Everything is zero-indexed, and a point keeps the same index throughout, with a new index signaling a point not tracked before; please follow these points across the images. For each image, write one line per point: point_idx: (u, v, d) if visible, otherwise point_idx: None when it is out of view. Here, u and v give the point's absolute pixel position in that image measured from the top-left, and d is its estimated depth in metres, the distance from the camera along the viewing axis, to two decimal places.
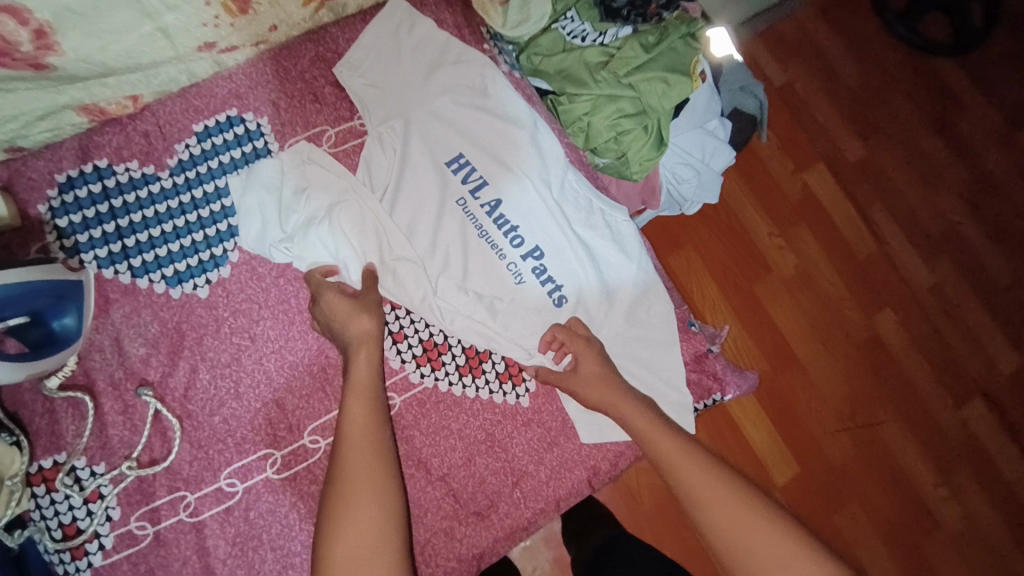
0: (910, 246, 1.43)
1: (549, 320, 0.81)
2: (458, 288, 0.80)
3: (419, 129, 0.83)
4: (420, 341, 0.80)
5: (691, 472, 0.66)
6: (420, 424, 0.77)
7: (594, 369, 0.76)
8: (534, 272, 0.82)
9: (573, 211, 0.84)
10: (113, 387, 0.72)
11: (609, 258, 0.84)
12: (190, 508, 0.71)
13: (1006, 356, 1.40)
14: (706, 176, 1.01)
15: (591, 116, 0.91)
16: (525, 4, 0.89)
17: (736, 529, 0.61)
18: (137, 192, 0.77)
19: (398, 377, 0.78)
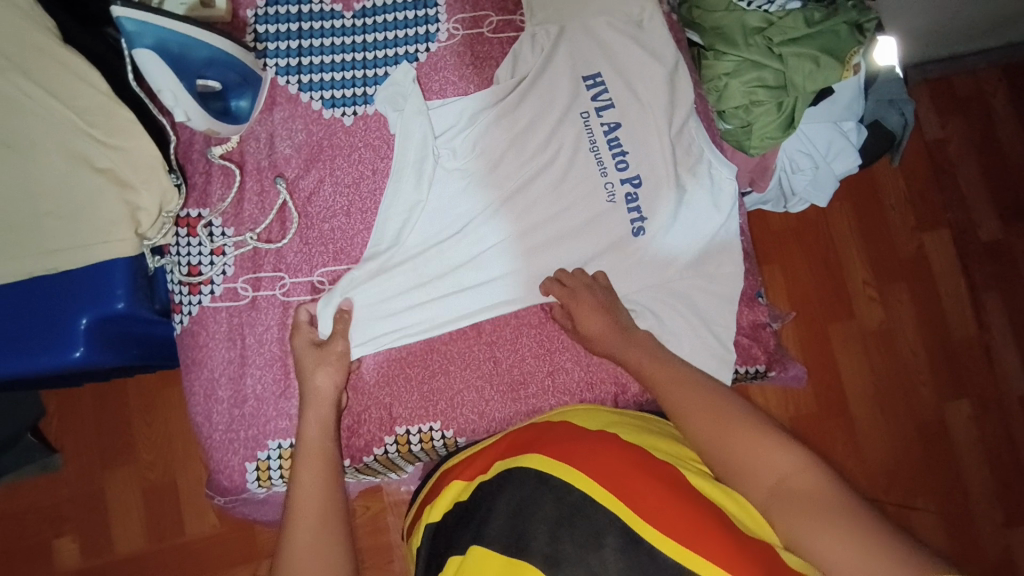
0: (1010, 342, 1.35)
1: (626, 245, 0.86)
2: (555, 191, 0.87)
3: (570, 43, 0.90)
4: (505, 227, 0.86)
5: (679, 389, 0.73)
6: (482, 295, 0.85)
7: (597, 325, 0.79)
8: (627, 198, 0.87)
9: (682, 157, 0.88)
10: (257, 171, 0.85)
11: (700, 209, 0.88)
12: (285, 288, 0.83)
13: None
14: (823, 175, 1.01)
15: (731, 78, 0.93)
16: None
17: (702, 426, 0.68)
18: (323, 22, 0.89)
19: (476, 249, 0.85)
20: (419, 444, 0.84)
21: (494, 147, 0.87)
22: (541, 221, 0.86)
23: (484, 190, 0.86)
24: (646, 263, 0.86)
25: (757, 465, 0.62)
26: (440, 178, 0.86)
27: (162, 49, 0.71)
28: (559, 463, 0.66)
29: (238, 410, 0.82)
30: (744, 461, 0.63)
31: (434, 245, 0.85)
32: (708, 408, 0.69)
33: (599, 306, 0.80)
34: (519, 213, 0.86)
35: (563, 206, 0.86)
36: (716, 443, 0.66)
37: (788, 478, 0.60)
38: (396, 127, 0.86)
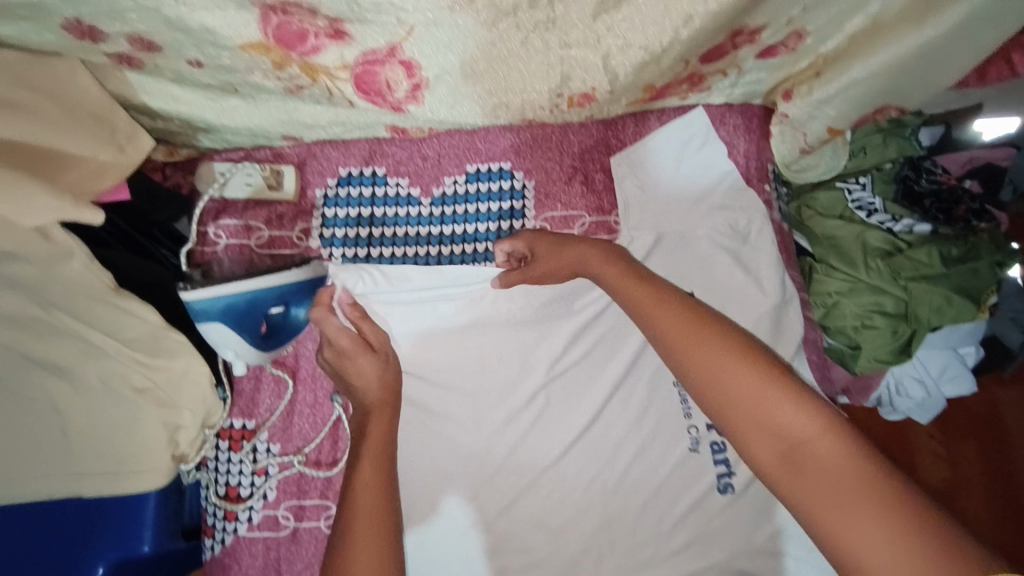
0: None
1: (712, 509, 0.73)
2: (634, 436, 0.75)
3: (668, 255, 0.80)
4: (500, 409, 0.77)
5: (661, 309, 0.58)
6: (485, 498, 0.75)
7: (556, 260, 0.70)
8: (712, 445, 0.75)
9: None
10: (311, 379, 0.76)
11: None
12: (330, 520, 0.73)
13: None
14: (933, 398, 0.89)
15: (842, 298, 0.83)
16: (823, 155, 0.81)
17: (694, 357, 0.54)
18: (397, 208, 0.80)
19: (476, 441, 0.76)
20: None
21: (569, 377, 0.77)
22: (615, 472, 0.75)
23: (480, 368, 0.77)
24: (736, 527, 0.73)
25: (763, 417, 0.50)
26: (423, 342, 0.77)
27: (234, 313, 0.65)
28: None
29: None
30: (749, 414, 0.50)
31: (431, 431, 0.76)
32: (703, 341, 0.54)
33: (564, 253, 0.70)
34: (590, 460, 0.75)
35: (638, 451, 0.75)
36: (712, 384, 0.52)
37: (804, 444, 0.48)
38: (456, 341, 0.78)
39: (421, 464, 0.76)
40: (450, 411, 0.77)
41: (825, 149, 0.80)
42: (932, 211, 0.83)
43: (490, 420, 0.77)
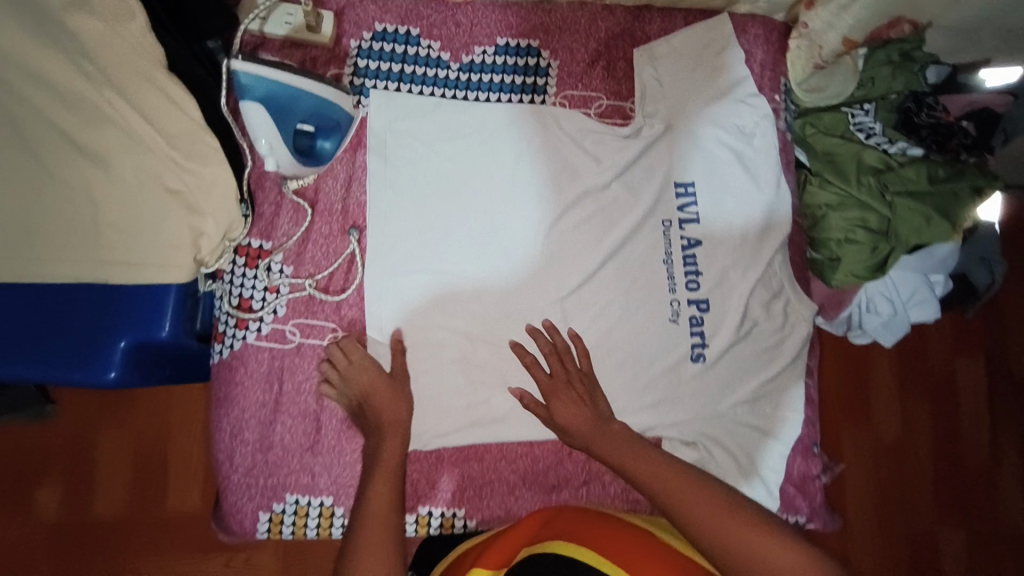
0: None
1: (683, 372, 0.82)
2: (621, 298, 0.83)
3: (675, 144, 0.85)
4: (480, 236, 0.82)
5: (624, 455, 0.71)
6: (462, 323, 0.81)
7: (575, 411, 0.75)
8: (690, 320, 0.83)
9: (761, 292, 0.84)
10: (329, 212, 0.82)
11: (769, 346, 0.83)
12: (333, 341, 0.80)
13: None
14: (899, 318, 0.96)
15: (831, 211, 0.89)
16: (833, 75, 0.87)
17: (681, 500, 0.64)
18: (426, 68, 0.84)
19: (451, 254, 0.82)
20: (438, 526, 0.81)
21: (567, 238, 0.83)
22: (598, 328, 0.82)
23: (462, 188, 0.83)
24: (702, 393, 0.82)
25: (758, 561, 0.58)
26: (434, 182, 0.82)
27: (271, 101, 0.72)
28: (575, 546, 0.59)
29: (262, 457, 0.79)
30: (745, 558, 0.58)
31: (403, 248, 0.81)
32: (678, 485, 0.66)
33: (579, 396, 0.76)
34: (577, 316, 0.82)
35: (626, 312, 0.83)
36: (705, 526, 0.61)
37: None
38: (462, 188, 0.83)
39: (395, 276, 0.80)
40: (429, 222, 0.82)
41: (836, 65, 0.86)
42: (928, 140, 0.88)
43: (466, 239, 0.82)
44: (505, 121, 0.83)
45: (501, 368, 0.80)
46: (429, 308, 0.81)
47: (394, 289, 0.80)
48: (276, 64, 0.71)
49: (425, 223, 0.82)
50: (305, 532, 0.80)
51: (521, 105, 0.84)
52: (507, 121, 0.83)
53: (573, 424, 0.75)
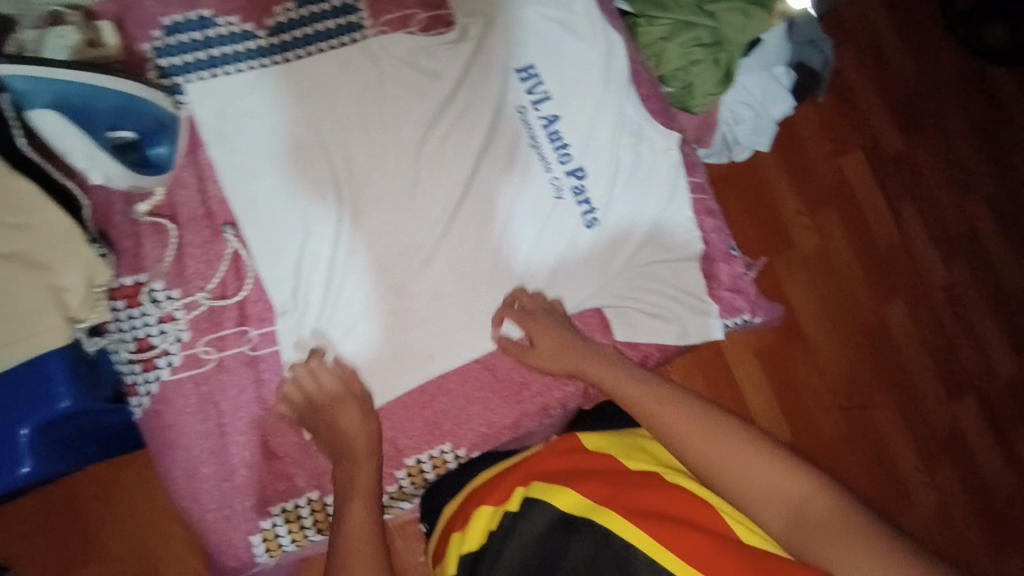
0: (845, 241, 1.89)
1: (585, 240, 0.84)
2: (506, 193, 0.83)
3: (500, 32, 0.85)
4: (349, 188, 0.80)
5: (607, 380, 0.74)
6: (367, 277, 0.80)
7: (552, 334, 0.77)
8: (574, 190, 0.85)
9: (625, 139, 0.87)
10: (195, 222, 0.77)
11: (647, 184, 0.87)
12: (251, 342, 0.77)
13: (903, 323, 1.89)
14: (761, 120, 1.05)
15: (667, 43, 0.94)
16: None
17: (676, 423, 0.67)
18: (234, 45, 0.80)
19: (325, 216, 0.79)
20: (432, 469, 0.80)
21: (434, 159, 0.82)
22: (493, 232, 0.83)
23: (310, 150, 0.80)
24: (611, 248, 0.85)
25: (764, 485, 0.61)
26: (284, 155, 0.79)
27: (63, 104, 0.68)
28: (576, 495, 0.65)
29: (228, 483, 0.75)
30: (748, 477, 0.62)
31: (284, 226, 0.78)
32: (667, 403, 0.69)
33: (558, 338, 0.77)
34: (468, 229, 0.82)
35: (511, 206, 0.83)
36: (702, 450, 0.64)
37: (800, 503, 0.60)
38: (313, 151, 0.80)
39: (280, 258, 0.77)
40: (291, 194, 0.79)
41: None
42: None
43: (335, 198, 0.80)
44: (329, 70, 0.81)
45: (418, 304, 0.80)
46: (323, 275, 0.78)
47: (284, 270, 0.78)
48: (59, 62, 0.66)
49: (291, 196, 0.79)
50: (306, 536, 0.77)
51: (343, 49, 0.82)
52: (331, 68, 0.81)
53: (557, 355, 0.77)
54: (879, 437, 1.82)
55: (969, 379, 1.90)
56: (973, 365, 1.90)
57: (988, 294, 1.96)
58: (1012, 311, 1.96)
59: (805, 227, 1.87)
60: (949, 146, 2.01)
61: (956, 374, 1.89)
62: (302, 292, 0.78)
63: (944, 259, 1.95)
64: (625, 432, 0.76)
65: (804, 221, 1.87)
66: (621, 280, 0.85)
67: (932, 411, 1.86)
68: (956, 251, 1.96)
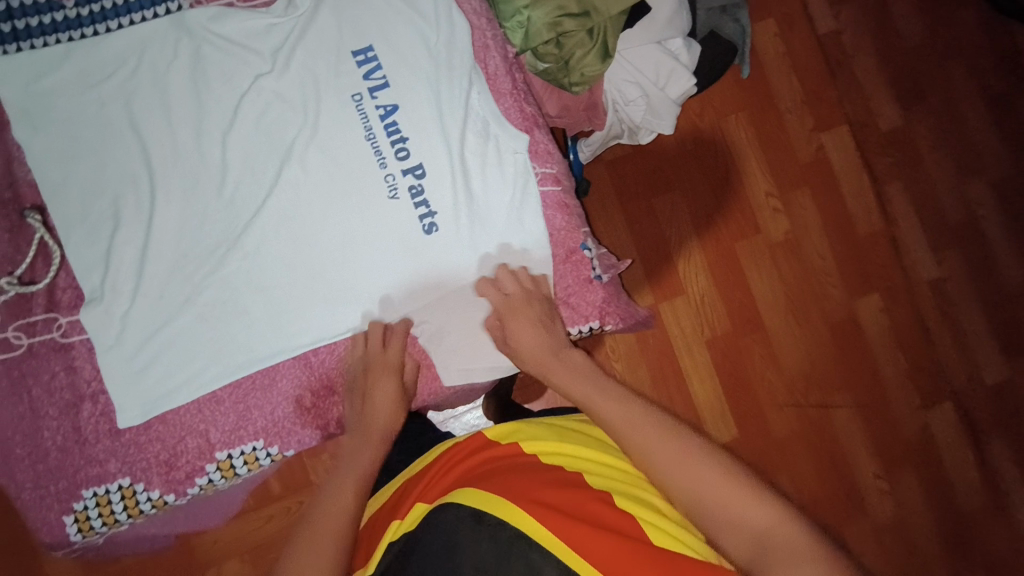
0: (820, 225, 1.72)
1: (417, 246, 0.79)
2: (334, 189, 0.78)
3: (333, 10, 0.79)
4: (165, 177, 0.77)
5: (612, 405, 0.72)
6: (184, 270, 0.77)
7: (537, 340, 0.78)
8: (410, 190, 0.79)
9: (472, 137, 0.81)
10: (3, 205, 0.77)
11: (495, 190, 0.81)
12: (62, 329, 0.76)
13: (877, 318, 1.73)
14: (660, 101, 0.94)
15: (531, 14, 0.84)
16: None
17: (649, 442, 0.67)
18: (41, 16, 0.77)
19: (136, 205, 0.77)
20: (243, 465, 0.80)
21: (252, 147, 0.79)
22: (318, 229, 0.78)
23: (118, 132, 0.77)
24: (449, 254, 0.80)
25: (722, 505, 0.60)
26: (94, 136, 0.77)
27: None
28: (483, 493, 0.68)
29: (41, 465, 0.76)
30: (701, 500, 0.61)
31: (95, 211, 0.77)
32: (658, 433, 0.67)
33: (394, 394, 0.78)
34: (291, 223, 0.78)
35: (331, 200, 0.78)
36: (673, 474, 0.63)
37: (750, 524, 0.58)
38: (125, 133, 0.77)
39: (88, 244, 0.76)
40: (100, 178, 0.77)
41: None
42: None
43: (153, 188, 0.77)
44: (139, 47, 0.78)
45: (238, 302, 0.78)
46: (134, 265, 0.76)
47: (94, 258, 0.76)
48: None
49: (101, 182, 0.77)
50: (118, 520, 0.79)
51: (152, 21, 0.78)
52: (139, 44, 0.78)
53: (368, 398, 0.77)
54: (837, 440, 1.70)
55: (947, 380, 1.74)
56: (952, 365, 1.75)
57: (981, 287, 1.77)
58: (1007, 308, 1.77)
59: (774, 210, 1.70)
60: (953, 121, 1.79)
61: (932, 374, 1.74)
62: (112, 283, 0.76)
63: (933, 247, 1.77)
64: (532, 424, 0.82)
65: (773, 204, 1.70)
66: (456, 317, 0.81)
67: (900, 414, 1.72)
68: (950, 242, 1.77)
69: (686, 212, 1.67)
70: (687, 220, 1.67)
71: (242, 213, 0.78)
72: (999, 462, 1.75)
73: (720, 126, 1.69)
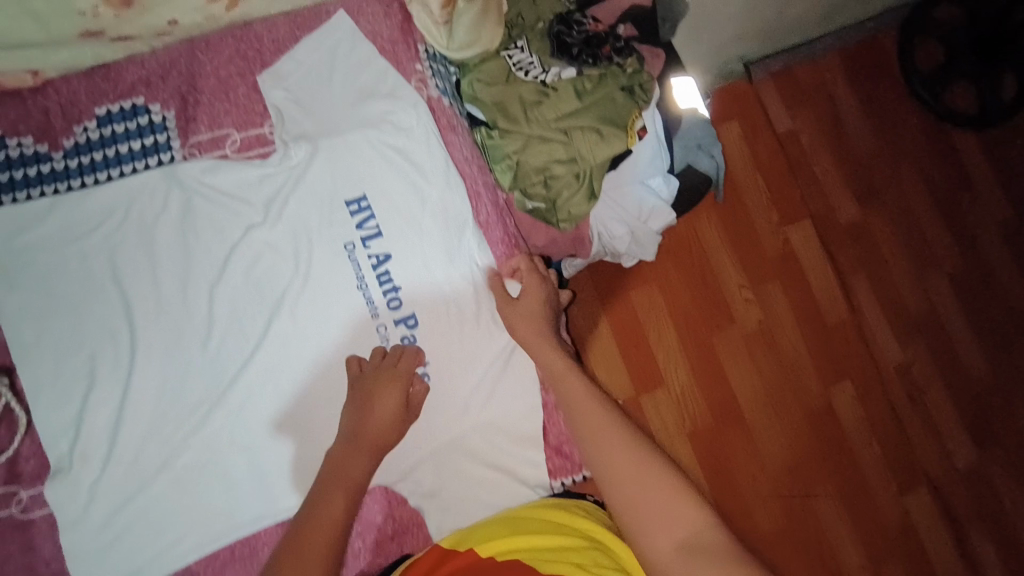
0: (792, 313, 1.78)
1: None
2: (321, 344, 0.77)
3: (327, 160, 0.80)
4: (147, 332, 0.74)
5: (578, 396, 0.74)
6: (158, 433, 0.72)
7: (537, 301, 0.79)
8: (403, 340, 0.79)
9: (466, 284, 0.81)
10: None
11: (487, 338, 0.80)
12: (22, 504, 0.70)
13: (853, 404, 1.77)
14: (643, 233, 0.97)
15: (520, 159, 0.87)
16: (476, 28, 0.85)
17: (606, 443, 0.69)
18: (28, 169, 0.75)
19: (113, 363, 0.73)
20: None
21: (241, 299, 0.77)
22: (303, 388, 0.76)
23: (99, 286, 0.75)
24: (440, 406, 0.78)
25: (666, 509, 0.63)
26: (75, 291, 0.74)
27: None
28: None
29: None
30: (650, 506, 0.63)
31: (68, 371, 0.72)
32: (618, 436, 0.69)
33: (400, 398, 0.73)
34: (276, 380, 0.75)
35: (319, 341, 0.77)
36: (625, 479, 0.65)
37: (692, 537, 0.61)
38: (106, 287, 0.75)
39: (57, 408, 0.71)
40: (76, 333, 0.73)
41: (471, 17, 0.83)
42: (581, 56, 0.86)
43: (132, 345, 0.74)
44: (127, 198, 0.76)
45: (217, 467, 0.73)
46: (106, 430, 0.71)
47: (64, 422, 0.71)
48: None
49: (78, 338, 0.73)
50: None
51: (143, 173, 0.77)
52: (127, 195, 0.76)
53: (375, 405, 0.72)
54: (821, 529, 1.70)
55: (921, 464, 1.78)
56: (925, 454, 1.79)
57: (944, 373, 1.85)
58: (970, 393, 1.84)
59: (747, 301, 1.76)
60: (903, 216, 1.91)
61: (908, 461, 1.77)
62: (81, 451, 0.71)
63: (898, 337, 1.84)
64: (486, 524, 0.73)
65: (746, 295, 1.76)
66: (450, 472, 0.78)
67: (880, 500, 1.74)
68: (912, 329, 1.86)
69: (664, 305, 1.72)
70: (665, 313, 1.71)
71: (225, 370, 0.75)
72: (981, 552, 1.76)
73: (694, 222, 1.76)
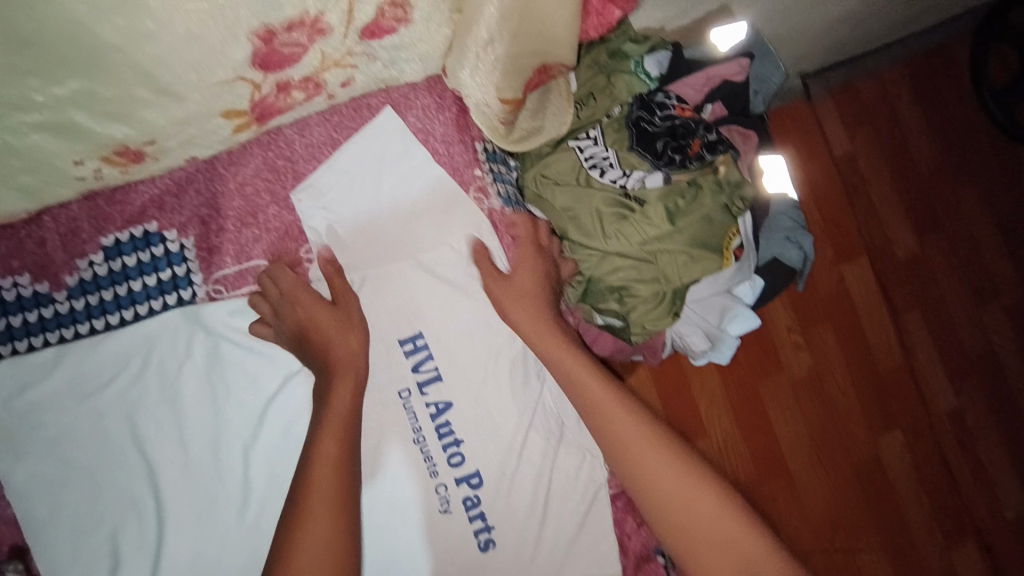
0: (843, 356, 1.38)
1: (472, 571, 0.66)
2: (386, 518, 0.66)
3: (378, 291, 0.69)
4: (173, 502, 0.64)
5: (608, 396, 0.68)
6: None
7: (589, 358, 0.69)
8: (465, 501, 0.68)
9: (537, 434, 0.70)
10: None
11: (559, 496, 0.70)
12: None
13: (921, 465, 1.41)
14: (721, 340, 0.84)
15: (592, 275, 0.75)
16: (539, 110, 0.69)
17: (638, 453, 0.66)
18: (24, 313, 0.62)
19: (138, 543, 0.63)
20: None
21: (282, 459, 0.66)
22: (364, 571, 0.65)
23: (119, 452, 0.64)
24: None
25: (695, 516, 0.63)
26: (89, 460, 0.63)
27: None
28: None
29: None
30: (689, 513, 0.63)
31: (86, 555, 0.62)
32: (649, 443, 0.66)
33: None
34: None
35: (367, 514, 0.65)
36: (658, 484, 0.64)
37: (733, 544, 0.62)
38: (128, 451, 0.64)
39: None
40: (95, 508, 0.63)
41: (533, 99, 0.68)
42: (666, 154, 0.73)
43: (160, 520, 0.64)
44: (143, 344, 0.65)
45: None
46: None
47: None
48: None
49: (97, 513, 0.63)
50: None
51: (161, 315, 0.65)
52: (146, 341, 0.65)
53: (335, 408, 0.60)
54: None
55: (981, 528, 1.44)
56: (984, 518, 1.45)
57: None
58: None
59: (796, 346, 1.35)
60: (976, 241, 1.50)
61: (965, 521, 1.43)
62: None
63: (949, 374, 1.47)
64: None
65: (796, 339, 1.35)
66: None
67: None
68: (980, 367, 1.49)
69: None
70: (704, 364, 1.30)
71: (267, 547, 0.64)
72: None
73: None
